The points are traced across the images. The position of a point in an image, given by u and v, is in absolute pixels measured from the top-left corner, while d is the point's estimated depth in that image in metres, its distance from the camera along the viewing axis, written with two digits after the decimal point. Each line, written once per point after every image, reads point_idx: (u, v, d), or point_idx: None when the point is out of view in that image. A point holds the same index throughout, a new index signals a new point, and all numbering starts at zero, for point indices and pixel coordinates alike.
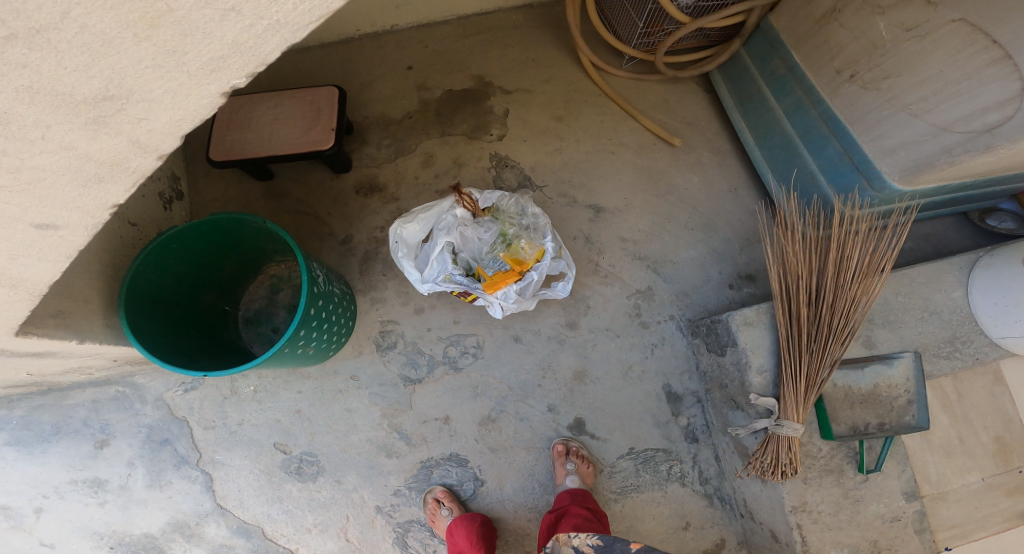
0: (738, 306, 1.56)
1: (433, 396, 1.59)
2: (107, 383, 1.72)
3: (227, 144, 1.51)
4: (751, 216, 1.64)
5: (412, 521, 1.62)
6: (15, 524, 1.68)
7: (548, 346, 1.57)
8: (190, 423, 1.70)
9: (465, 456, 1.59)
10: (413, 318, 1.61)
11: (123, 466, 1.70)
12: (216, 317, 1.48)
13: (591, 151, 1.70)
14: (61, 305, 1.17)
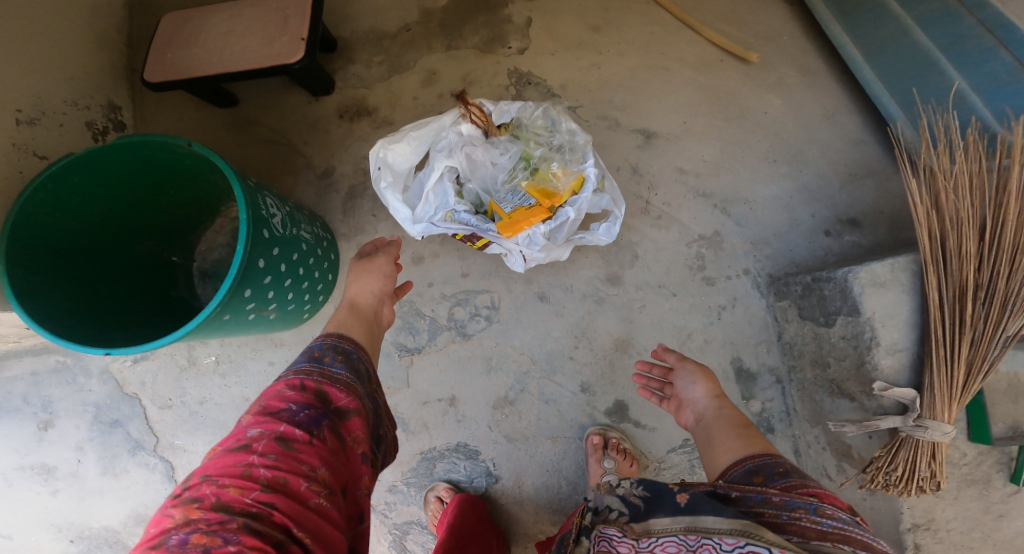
0: (837, 257, 1.20)
1: (435, 371, 1.25)
2: (45, 352, 1.38)
3: (167, 62, 1.16)
4: (853, 147, 1.24)
5: (411, 523, 1.30)
6: None
7: (582, 306, 1.23)
8: (143, 401, 1.38)
9: (476, 447, 1.26)
10: (411, 270, 1.26)
11: (71, 451, 1.39)
12: (158, 274, 1.10)
13: (639, 67, 1.31)
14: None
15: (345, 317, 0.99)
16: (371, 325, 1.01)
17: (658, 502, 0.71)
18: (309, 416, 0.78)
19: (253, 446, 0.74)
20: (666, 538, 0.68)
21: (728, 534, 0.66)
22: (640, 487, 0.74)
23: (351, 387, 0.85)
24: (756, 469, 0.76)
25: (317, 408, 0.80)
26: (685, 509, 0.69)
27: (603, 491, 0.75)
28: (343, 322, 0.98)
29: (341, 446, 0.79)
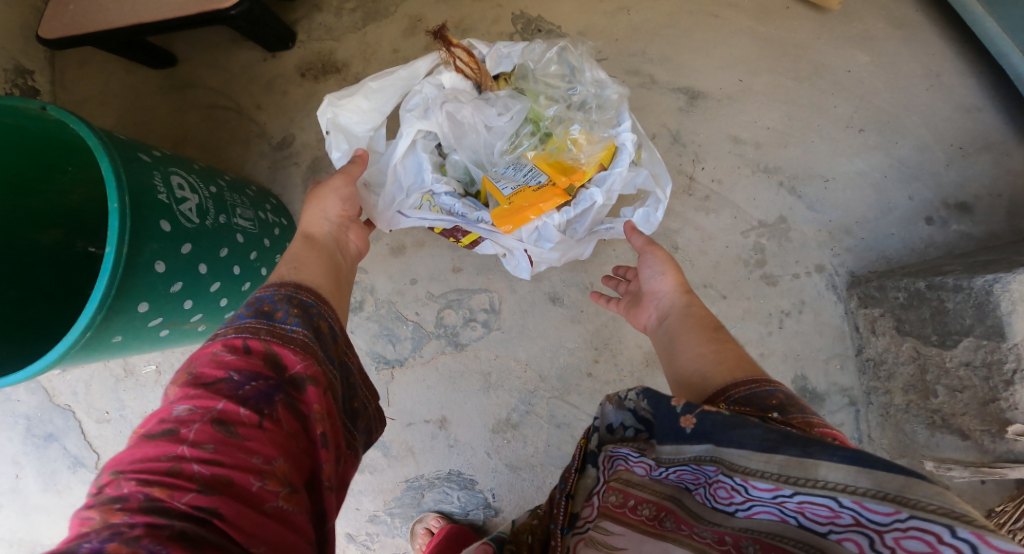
0: (939, 251, 0.98)
1: (421, 388, 1.01)
2: None
3: (68, 14, 0.92)
4: (965, 116, 1.01)
5: None
6: None
7: (605, 311, 0.98)
8: (78, 414, 1.13)
9: (472, 476, 1.03)
10: (390, 263, 1.01)
11: (7, 465, 1.13)
12: (72, 273, 0.83)
13: (679, 11, 1.05)
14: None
15: (296, 253, 0.66)
16: (334, 259, 0.69)
17: (659, 422, 0.53)
18: (259, 389, 0.50)
19: (181, 432, 0.46)
20: (677, 466, 0.52)
21: (762, 476, 0.45)
22: (646, 399, 0.55)
23: (313, 351, 0.55)
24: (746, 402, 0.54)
25: (272, 375, 0.51)
26: (700, 435, 0.49)
27: (616, 405, 0.58)
28: (294, 260, 0.64)
29: (309, 428, 0.51)
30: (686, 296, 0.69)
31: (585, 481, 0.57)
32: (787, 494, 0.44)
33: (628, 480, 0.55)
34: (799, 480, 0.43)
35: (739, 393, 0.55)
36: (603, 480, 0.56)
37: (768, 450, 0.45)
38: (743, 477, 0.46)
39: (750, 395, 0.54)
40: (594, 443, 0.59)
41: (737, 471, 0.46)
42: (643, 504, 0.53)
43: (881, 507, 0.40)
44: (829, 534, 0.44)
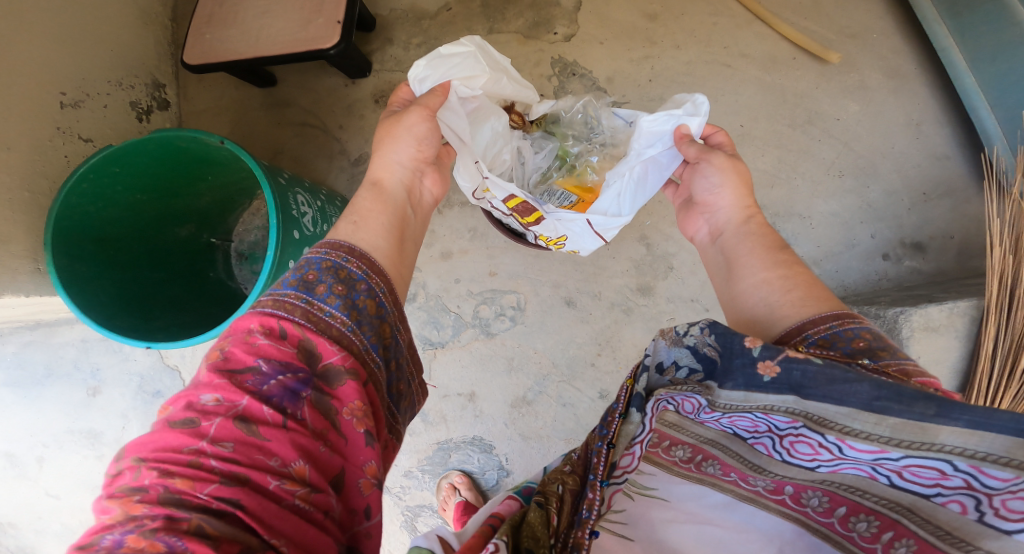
0: (893, 282, 1.19)
1: (457, 367, 1.25)
2: None
3: (204, 45, 1.11)
4: (934, 162, 1.21)
5: (423, 506, 1.32)
6: (19, 473, 1.41)
7: (610, 316, 1.21)
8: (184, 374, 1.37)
9: (491, 442, 1.26)
10: (439, 265, 1.24)
11: (117, 418, 1.39)
12: (193, 258, 1.05)
13: (696, 61, 1.26)
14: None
15: (362, 206, 0.80)
16: (403, 212, 0.84)
17: (732, 362, 0.61)
18: (283, 387, 0.60)
19: (205, 424, 0.56)
20: (738, 412, 0.62)
21: (866, 439, 0.53)
22: (711, 335, 0.64)
23: (351, 342, 0.65)
24: (823, 341, 0.63)
25: (300, 372, 0.61)
26: (785, 385, 0.57)
27: (669, 342, 0.69)
28: (358, 215, 0.79)
29: (329, 425, 0.61)
30: (744, 213, 0.82)
31: (627, 426, 0.70)
32: (893, 455, 0.52)
33: (673, 423, 0.71)
34: (911, 444, 0.50)
35: (817, 333, 0.64)
36: (643, 427, 0.69)
37: (879, 412, 0.51)
38: (840, 436, 0.54)
39: (832, 334, 0.63)
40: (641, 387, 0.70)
41: (832, 429, 0.55)
42: (683, 447, 0.71)
43: (1000, 472, 0.47)
44: (936, 495, 0.52)
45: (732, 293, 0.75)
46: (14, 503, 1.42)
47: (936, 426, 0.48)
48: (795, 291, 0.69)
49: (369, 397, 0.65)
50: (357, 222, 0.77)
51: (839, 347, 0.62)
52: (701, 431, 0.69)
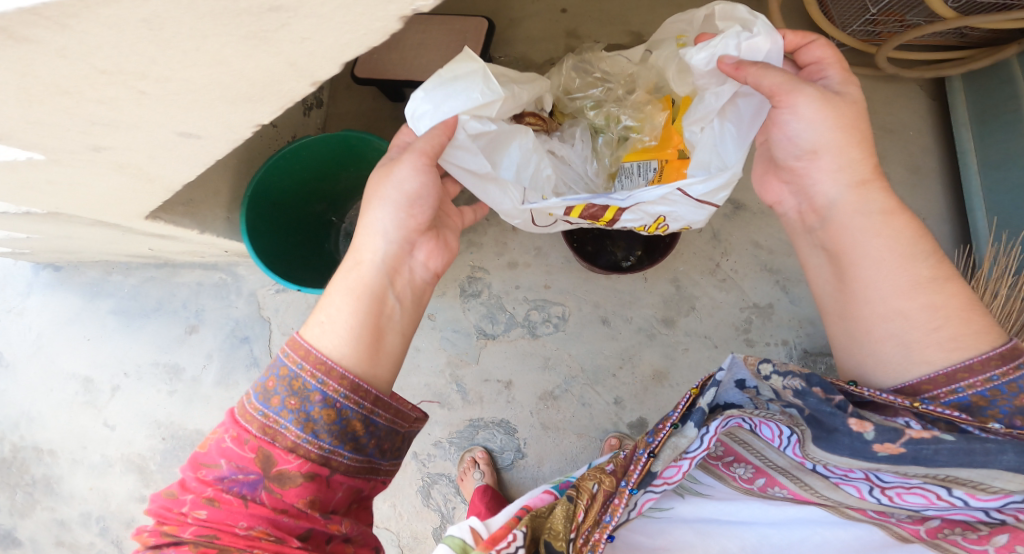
0: None
1: (501, 356, 1.49)
2: (212, 268, 1.55)
3: (371, 62, 1.34)
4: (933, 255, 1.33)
5: (441, 475, 1.53)
6: (89, 400, 1.56)
7: (635, 338, 1.46)
8: (273, 326, 1.51)
9: (514, 426, 1.50)
10: (505, 271, 1.50)
11: (202, 356, 1.54)
12: (317, 231, 1.29)
13: None
14: (148, 105, 0.63)
15: (334, 301, 0.88)
16: (385, 311, 0.89)
17: (841, 436, 0.75)
18: (240, 481, 0.76)
19: (185, 495, 0.76)
20: (829, 461, 0.82)
21: (994, 492, 0.75)
22: (794, 395, 0.75)
23: (308, 450, 0.77)
24: (973, 401, 0.75)
25: (253, 471, 0.76)
26: (902, 455, 0.73)
27: (747, 366, 0.78)
28: (328, 308, 0.87)
29: (282, 508, 0.75)
30: (853, 198, 0.85)
31: (676, 440, 0.81)
32: (1016, 497, 0.75)
33: (742, 436, 0.93)
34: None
35: (968, 388, 0.74)
36: (698, 442, 0.81)
37: (1022, 474, 0.71)
38: (972, 492, 0.76)
39: (992, 389, 0.74)
40: (703, 404, 0.80)
41: (963, 485, 0.75)
42: (750, 469, 0.99)
43: None
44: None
45: (868, 313, 0.82)
46: (69, 430, 1.56)
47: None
48: (942, 331, 0.76)
49: (319, 487, 0.77)
50: (323, 327, 0.85)
51: (996, 405, 0.74)
52: (775, 458, 0.94)
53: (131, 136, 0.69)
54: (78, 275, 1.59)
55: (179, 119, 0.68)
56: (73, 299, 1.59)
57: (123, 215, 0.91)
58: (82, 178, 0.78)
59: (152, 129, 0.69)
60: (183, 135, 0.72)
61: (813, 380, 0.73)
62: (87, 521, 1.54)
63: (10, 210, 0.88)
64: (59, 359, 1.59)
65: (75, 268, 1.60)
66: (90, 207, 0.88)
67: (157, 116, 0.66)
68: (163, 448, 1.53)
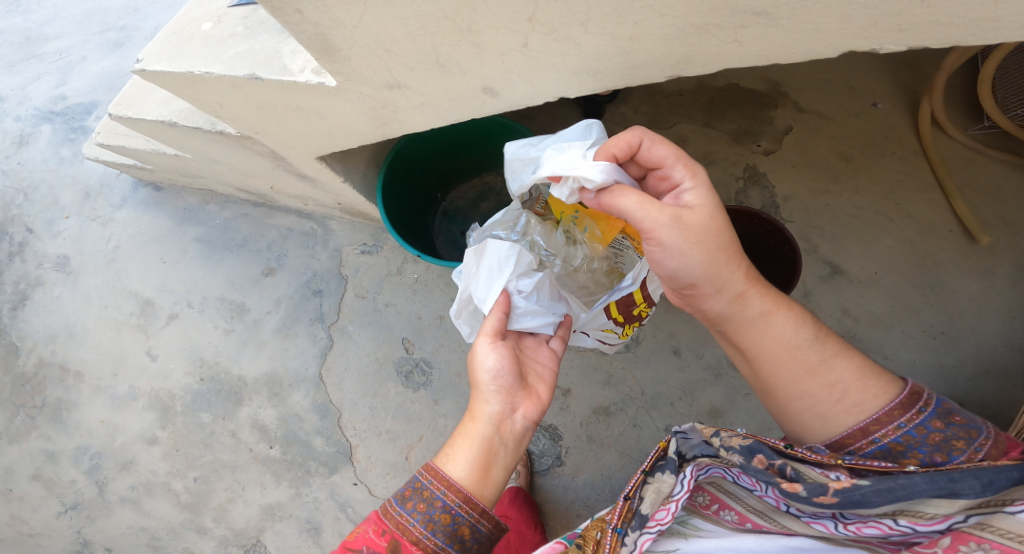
0: None
1: (567, 365, 1.52)
2: (305, 217, 1.57)
3: None
4: (1012, 351, 1.23)
5: None
6: (142, 323, 1.54)
7: (701, 374, 1.47)
8: (349, 284, 1.51)
9: (561, 433, 1.49)
10: None
11: (270, 302, 1.52)
12: (423, 203, 1.32)
13: (866, 209, 1.32)
14: (510, 56, 0.67)
15: (456, 440, 0.84)
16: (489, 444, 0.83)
17: (785, 492, 0.72)
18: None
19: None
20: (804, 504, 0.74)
21: (932, 516, 0.67)
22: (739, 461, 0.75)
23: (427, 544, 0.75)
24: (894, 446, 0.72)
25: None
26: (846, 502, 0.69)
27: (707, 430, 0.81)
28: (451, 449, 0.83)
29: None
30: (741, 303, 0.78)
31: (656, 483, 0.78)
32: (959, 518, 0.66)
33: (725, 487, 0.83)
34: (973, 506, 0.65)
35: (886, 438, 0.72)
36: (681, 485, 0.78)
37: (949, 496, 0.65)
38: (912, 520, 0.68)
39: (904, 436, 0.72)
40: (672, 450, 0.81)
41: (908, 514, 0.68)
42: (727, 510, 0.82)
43: None
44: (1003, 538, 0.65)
45: (784, 395, 0.80)
46: (109, 351, 1.53)
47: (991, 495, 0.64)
48: (846, 399, 0.75)
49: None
50: (449, 455, 0.82)
51: (914, 449, 0.71)
52: (750, 500, 0.81)
53: (439, 80, 0.73)
54: (176, 199, 1.63)
55: (503, 77, 0.71)
56: (164, 221, 1.62)
57: (301, 155, 0.97)
58: (337, 110, 0.82)
59: (468, 78, 0.72)
60: (484, 90, 0.74)
61: (748, 446, 0.75)
62: (80, 456, 1.48)
63: (204, 124, 0.99)
64: (128, 276, 1.58)
65: (176, 192, 1.64)
66: (307, 138, 0.91)
67: (490, 69, 0.70)
68: (198, 389, 1.48)
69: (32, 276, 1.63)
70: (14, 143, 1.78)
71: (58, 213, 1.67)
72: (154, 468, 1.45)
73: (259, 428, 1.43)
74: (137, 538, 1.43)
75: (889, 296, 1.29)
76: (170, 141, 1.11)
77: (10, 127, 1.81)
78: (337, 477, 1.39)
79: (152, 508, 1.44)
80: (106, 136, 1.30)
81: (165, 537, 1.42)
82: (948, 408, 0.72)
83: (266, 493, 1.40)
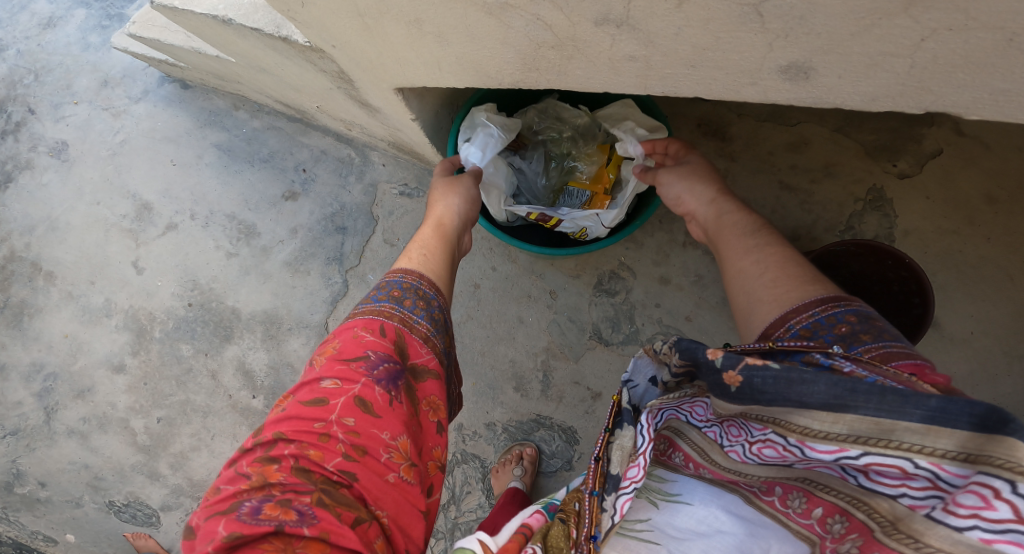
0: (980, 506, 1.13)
1: (604, 365, 1.22)
2: (345, 143, 1.35)
3: None
4: None
5: (473, 457, 1.25)
6: (135, 230, 1.35)
7: None
8: (379, 228, 1.30)
9: (579, 438, 1.22)
10: (652, 282, 1.23)
11: (285, 230, 1.32)
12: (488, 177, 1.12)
13: (993, 261, 1.13)
14: (987, 42, 0.43)
15: (424, 238, 0.81)
16: (451, 248, 0.82)
17: (701, 374, 0.54)
18: (385, 374, 0.61)
19: (330, 404, 0.58)
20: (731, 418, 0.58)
21: (825, 439, 0.48)
22: (676, 351, 0.57)
23: (432, 345, 0.68)
24: (803, 331, 0.57)
25: (397, 362, 0.63)
26: (748, 394, 0.50)
27: (653, 360, 0.62)
28: (425, 247, 0.79)
29: (417, 412, 0.63)
30: (715, 207, 0.77)
31: (618, 440, 0.60)
32: (852, 454, 0.47)
33: (680, 431, 0.68)
34: (870, 441, 0.45)
35: (798, 323, 0.58)
36: (642, 436, 0.58)
37: (836, 410, 0.46)
38: (800, 439, 0.50)
39: (814, 324, 0.57)
40: (628, 403, 0.63)
41: (794, 431, 0.50)
42: (678, 453, 0.69)
43: (958, 468, 0.42)
44: (902, 497, 0.47)
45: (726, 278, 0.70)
46: (91, 255, 1.35)
47: (890, 421, 0.43)
48: (766, 276, 0.64)
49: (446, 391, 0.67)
50: (426, 255, 0.77)
51: (820, 337, 0.55)
52: (695, 436, 0.66)
53: (722, 29, 0.49)
54: (203, 99, 1.39)
55: (899, 68, 0.49)
56: (184, 121, 1.39)
57: (374, 81, 0.79)
58: (470, 30, 0.60)
59: (782, 42, 0.49)
60: (792, 70, 0.52)
61: (684, 347, 0.55)
62: (33, 375, 1.33)
63: (264, 27, 0.78)
64: (130, 173, 1.38)
65: (203, 90, 1.40)
66: (400, 65, 0.72)
67: (850, 45, 0.47)
68: (184, 315, 1.31)
69: (22, 159, 1.42)
70: (39, 24, 1.50)
71: (67, 96, 1.44)
72: (114, 401, 1.30)
73: (244, 373, 1.28)
74: (77, 476, 1.30)
75: (977, 359, 1.13)
76: (217, 40, 0.90)
77: (40, 7, 1.51)
78: None
79: (102, 444, 1.30)
80: (142, 28, 1.07)
81: (109, 478, 1.29)
82: (872, 315, 0.57)
83: (237, 446, 1.27)
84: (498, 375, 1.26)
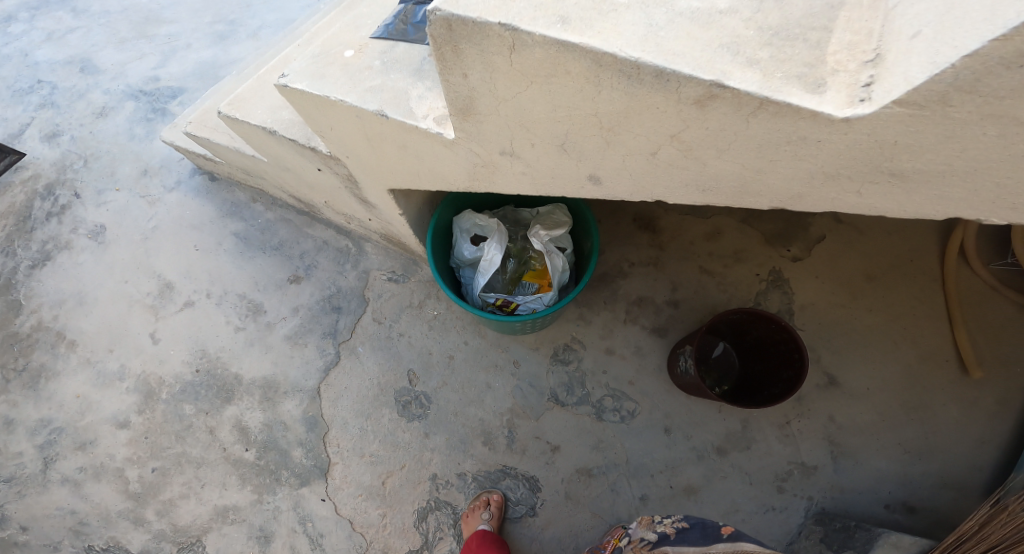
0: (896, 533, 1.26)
1: (561, 422, 1.40)
2: (345, 235, 1.61)
3: None
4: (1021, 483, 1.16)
5: (445, 504, 1.38)
6: (156, 305, 1.57)
7: (685, 454, 1.35)
8: (369, 308, 1.53)
9: (541, 485, 1.37)
10: (600, 353, 1.43)
11: (288, 308, 1.54)
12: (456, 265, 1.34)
13: (876, 328, 1.38)
14: (640, 162, 0.73)
15: None
16: None
17: (692, 534, 0.96)
18: None
19: None
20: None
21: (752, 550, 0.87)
22: (680, 521, 0.99)
23: None
24: None
25: None
26: (717, 536, 0.93)
27: (647, 527, 1.01)
28: None
29: None
30: None
31: None
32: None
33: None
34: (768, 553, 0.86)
35: None
36: None
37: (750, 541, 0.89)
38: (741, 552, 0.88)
39: None
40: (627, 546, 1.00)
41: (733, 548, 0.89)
42: None
43: None
44: None
45: None
46: (113, 325, 1.55)
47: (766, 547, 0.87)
48: None
49: None
50: None
51: None
52: None
53: (552, 159, 0.78)
54: (227, 192, 1.68)
55: (624, 177, 0.78)
56: (209, 211, 1.66)
57: (374, 183, 1.06)
58: (433, 154, 0.87)
59: (580, 164, 0.78)
60: (589, 178, 0.80)
61: (689, 520, 0.98)
62: (39, 429, 1.47)
63: (299, 138, 1.06)
64: (156, 256, 1.62)
65: (228, 185, 1.69)
66: (392, 173, 0.99)
67: (605, 166, 0.76)
68: (190, 380, 1.49)
69: (62, 239, 1.66)
70: (93, 114, 1.81)
71: (110, 184, 1.72)
72: (114, 453, 1.44)
73: (240, 429, 1.44)
74: (60, 521, 1.40)
75: (874, 409, 1.34)
76: (257, 144, 1.17)
77: (95, 98, 1.83)
78: (305, 490, 1.39)
79: (93, 492, 1.42)
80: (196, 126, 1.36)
81: (93, 524, 1.39)
82: None
83: (225, 494, 1.40)
84: (468, 433, 1.42)
